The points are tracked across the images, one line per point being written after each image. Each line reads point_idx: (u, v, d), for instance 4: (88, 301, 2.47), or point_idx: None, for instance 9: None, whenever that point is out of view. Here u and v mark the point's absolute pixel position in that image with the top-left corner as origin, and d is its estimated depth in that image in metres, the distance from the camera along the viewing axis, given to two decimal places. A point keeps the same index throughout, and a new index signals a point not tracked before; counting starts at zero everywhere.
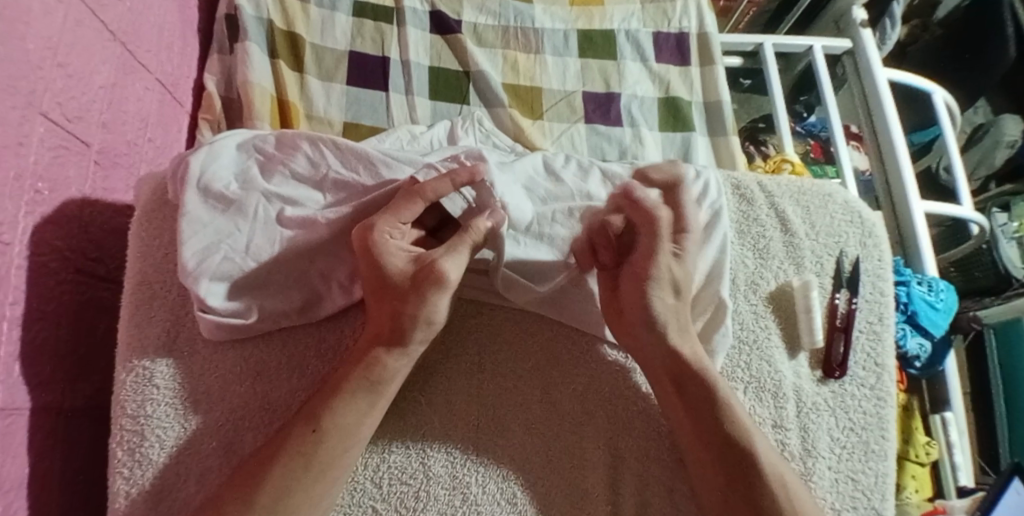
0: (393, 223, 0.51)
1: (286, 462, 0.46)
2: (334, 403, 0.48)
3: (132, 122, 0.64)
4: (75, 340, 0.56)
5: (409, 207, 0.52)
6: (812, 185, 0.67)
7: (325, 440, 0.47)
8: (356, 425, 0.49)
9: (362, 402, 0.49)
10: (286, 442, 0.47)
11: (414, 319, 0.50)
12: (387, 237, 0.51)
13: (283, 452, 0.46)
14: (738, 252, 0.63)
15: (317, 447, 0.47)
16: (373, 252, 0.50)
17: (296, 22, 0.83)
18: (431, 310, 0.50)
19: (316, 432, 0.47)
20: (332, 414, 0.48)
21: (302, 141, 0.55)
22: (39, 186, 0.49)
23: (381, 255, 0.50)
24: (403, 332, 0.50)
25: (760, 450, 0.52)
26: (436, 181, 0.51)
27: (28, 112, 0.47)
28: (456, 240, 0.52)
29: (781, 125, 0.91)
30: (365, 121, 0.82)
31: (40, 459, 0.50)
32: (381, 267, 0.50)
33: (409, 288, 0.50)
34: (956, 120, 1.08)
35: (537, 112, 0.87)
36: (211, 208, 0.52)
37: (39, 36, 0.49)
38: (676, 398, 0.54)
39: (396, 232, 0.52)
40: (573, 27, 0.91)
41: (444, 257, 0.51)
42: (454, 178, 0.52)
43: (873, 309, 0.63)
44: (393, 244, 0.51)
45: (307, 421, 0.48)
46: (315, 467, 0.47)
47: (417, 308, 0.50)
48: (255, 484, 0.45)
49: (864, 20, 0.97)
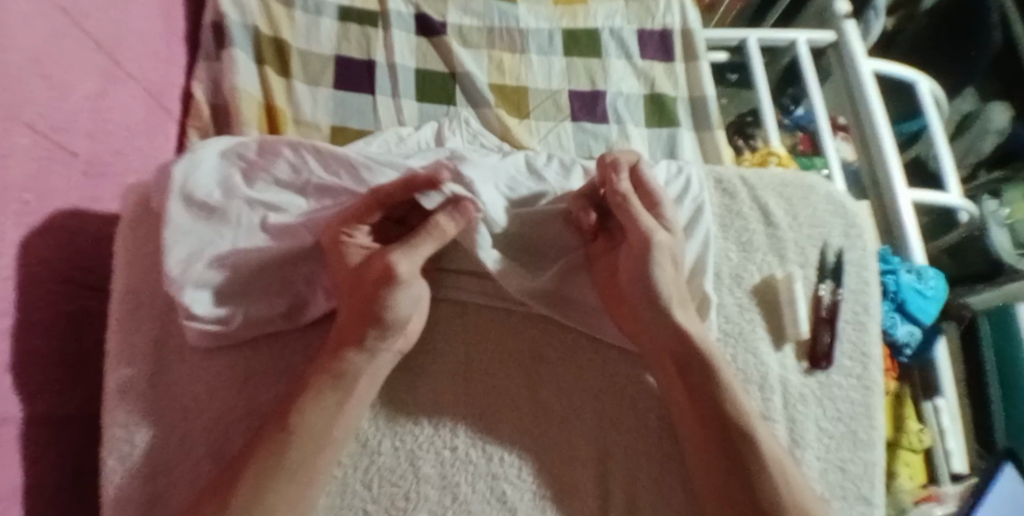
0: (349, 219, 0.53)
1: (257, 462, 0.46)
2: (305, 403, 0.49)
3: (117, 131, 0.64)
4: (65, 348, 0.56)
5: (368, 206, 0.52)
6: (794, 178, 0.68)
7: (294, 441, 0.47)
8: (328, 423, 0.49)
9: (331, 401, 0.49)
10: (258, 443, 0.47)
11: (374, 318, 0.51)
12: (348, 236, 0.53)
13: (257, 453, 0.47)
14: (721, 246, 0.63)
15: (287, 446, 0.47)
16: (331, 245, 0.52)
17: (281, 27, 0.83)
18: (387, 306, 0.51)
19: (286, 430, 0.48)
20: (302, 412, 0.49)
21: (283, 146, 0.55)
22: (26, 197, 0.49)
23: (343, 254, 0.52)
24: (363, 328, 0.51)
25: (761, 438, 0.53)
26: (389, 182, 0.52)
27: (13, 124, 0.47)
28: (413, 238, 0.53)
29: (767, 118, 0.91)
30: (352, 124, 0.82)
31: (33, 469, 0.50)
32: (344, 265, 0.52)
33: (365, 286, 0.52)
34: (943, 110, 1.09)
35: (523, 111, 0.87)
36: (194, 216, 0.53)
37: (22, 48, 0.49)
38: (676, 379, 0.55)
39: (357, 231, 0.53)
40: (557, 26, 0.92)
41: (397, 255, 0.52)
42: (406, 181, 0.52)
43: (857, 299, 0.64)
44: (353, 244, 0.53)
45: (277, 420, 0.48)
46: (287, 467, 0.47)
47: (375, 304, 0.51)
48: (233, 483, 0.45)
49: (847, 12, 0.98)
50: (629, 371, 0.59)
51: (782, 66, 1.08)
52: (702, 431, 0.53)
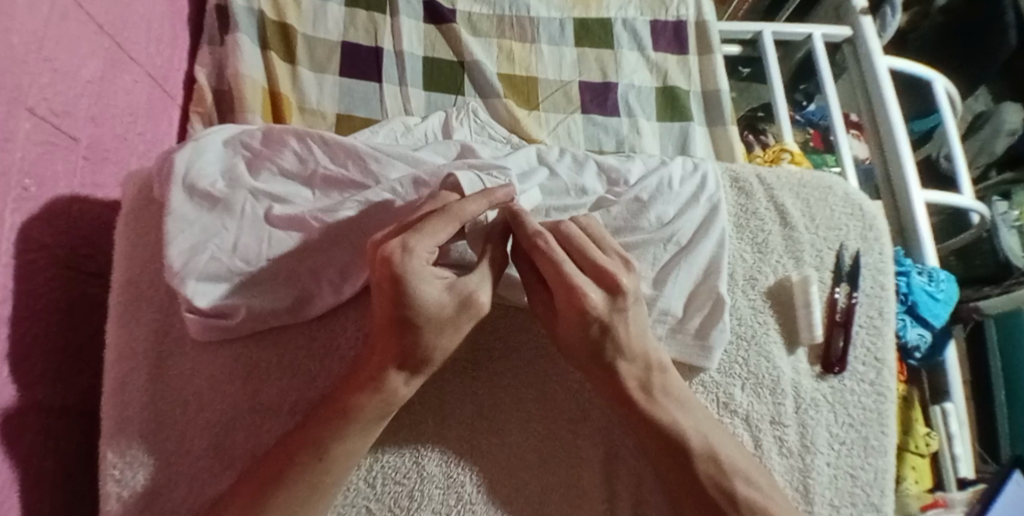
0: (429, 246, 0.46)
1: (290, 492, 0.45)
2: (344, 431, 0.47)
3: (120, 116, 0.62)
4: (66, 337, 0.55)
5: (446, 232, 0.47)
6: (812, 178, 0.66)
7: (333, 467, 0.46)
8: (360, 446, 0.48)
9: (367, 424, 0.47)
10: (290, 466, 0.45)
11: (428, 344, 0.47)
12: (422, 262, 0.46)
13: (289, 478, 0.45)
14: (736, 246, 0.62)
15: (326, 474, 0.46)
16: (402, 281, 0.45)
17: (287, 12, 0.81)
18: (457, 336, 0.48)
19: (322, 462, 0.46)
20: (342, 440, 0.47)
21: (290, 137, 0.54)
22: (26, 182, 0.47)
23: (415, 285, 0.45)
24: (415, 356, 0.48)
25: (727, 455, 0.52)
26: (477, 205, 0.48)
27: (14, 107, 0.45)
28: (485, 265, 0.49)
29: (780, 114, 0.90)
30: (359, 113, 0.81)
31: (31, 459, 0.49)
32: (416, 298, 0.46)
33: (439, 319, 0.47)
34: (958, 109, 1.06)
35: (533, 103, 0.86)
36: (197, 206, 0.51)
37: (23, 29, 0.47)
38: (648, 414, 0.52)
39: (429, 256, 0.47)
40: (569, 15, 0.89)
41: (477, 285, 0.48)
42: (490, 198, 0.49)
43: (874, 304, 0.63)
44: (427, 270, 0.46)
45: (311, 449, 0.46)
46: (320, 488, 0.46)
47: (442, 334, 0.47)
48: (262, 497, 0.45)
49: (864, 7, 0.96)
50: None
51: (796, 60, 1.05)
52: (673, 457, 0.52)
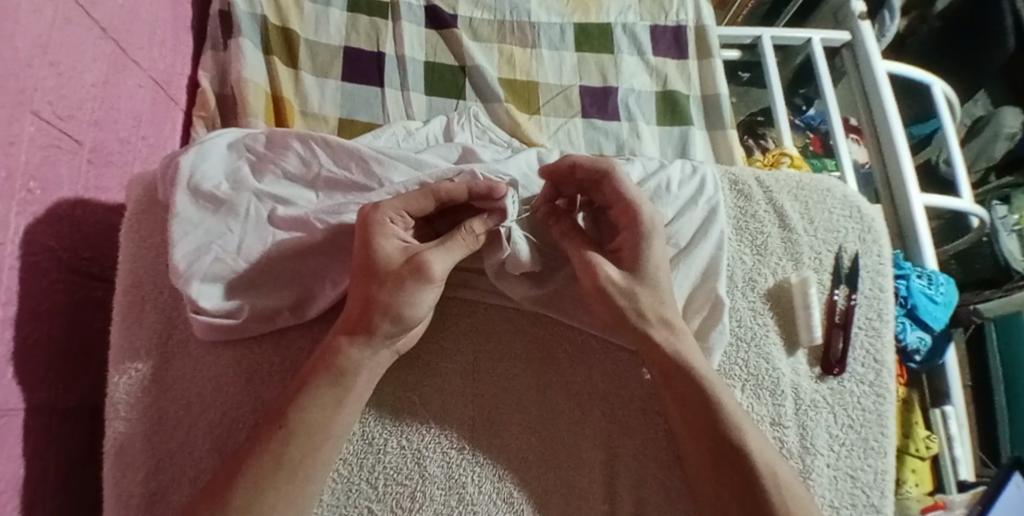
0: (398, 208, 0.51)
1: (254, 467, 0.44)
2: (302, 399, 0.47)
3: (124, 120, 0.63)
4: (70, 339, 0.55)
5: (421, 200, 0.51)
6: (811, 181, 0.67)
7: (293, 437, 0.46)
8: (327, 420, 0.48)
9: (328, 395, 0.48)
10: (256, 445, 0.46)
11: (384, 306, 0.48)
12: (388, 220, 0.50)
13: (254, 458, 0.45)
14: (736, 248, 0.62)
15: (287, 444, 0.46)
16: (367, 229, 0.49)
17: (290, 17, 0.82)
18: (407, 303, 0.49)
19: (283, 428, 0.46)
20: (302, 410, 0.47)
21: (293, 140, 0.55)
22: (32, 186, 0.48)
23: (376, 235, 0.49)
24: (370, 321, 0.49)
25: (751, 445, 0.51)
26: (453, 185, 0.52)
27: (18, 111, 0.45)
28: (449, 238, 0.51)
29: (779, 117, 0.90)
30: (360, 117, 0.81)
31: (35, 459, 0.49)
32: (373, 248, 0.49)
33: (389, 275, 0.49)
34: (957, 112, 1.07)
35: (533, 107, 0.86)
36: (201, 208, 0.52)
37: (28, 33, 0.47)
38: (665, 391, 0.53)
39: (399, 219, 0.51)
40: (569, 20, 0.90)
41: (432, 251, 0.50)
42: (471, 183, 0.53)
43: (873, 305, 0.63)
44: (392, 229, 0.50)
45: (274, 419, 0.47)
46: (287, 467, 0.45)
47: (392, 295, 0.48)
48: (230, 483, 0.44)
49: (862, 12, 0.96)
50: (613, 379, 0.57)
51: (795, 65, 1.06)
52: (698, 441, 0.51)
